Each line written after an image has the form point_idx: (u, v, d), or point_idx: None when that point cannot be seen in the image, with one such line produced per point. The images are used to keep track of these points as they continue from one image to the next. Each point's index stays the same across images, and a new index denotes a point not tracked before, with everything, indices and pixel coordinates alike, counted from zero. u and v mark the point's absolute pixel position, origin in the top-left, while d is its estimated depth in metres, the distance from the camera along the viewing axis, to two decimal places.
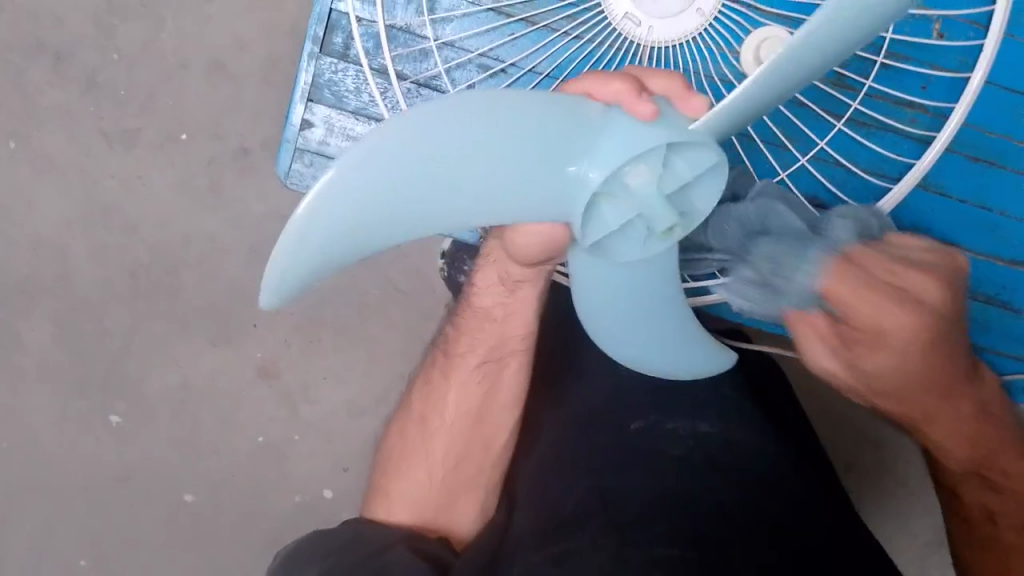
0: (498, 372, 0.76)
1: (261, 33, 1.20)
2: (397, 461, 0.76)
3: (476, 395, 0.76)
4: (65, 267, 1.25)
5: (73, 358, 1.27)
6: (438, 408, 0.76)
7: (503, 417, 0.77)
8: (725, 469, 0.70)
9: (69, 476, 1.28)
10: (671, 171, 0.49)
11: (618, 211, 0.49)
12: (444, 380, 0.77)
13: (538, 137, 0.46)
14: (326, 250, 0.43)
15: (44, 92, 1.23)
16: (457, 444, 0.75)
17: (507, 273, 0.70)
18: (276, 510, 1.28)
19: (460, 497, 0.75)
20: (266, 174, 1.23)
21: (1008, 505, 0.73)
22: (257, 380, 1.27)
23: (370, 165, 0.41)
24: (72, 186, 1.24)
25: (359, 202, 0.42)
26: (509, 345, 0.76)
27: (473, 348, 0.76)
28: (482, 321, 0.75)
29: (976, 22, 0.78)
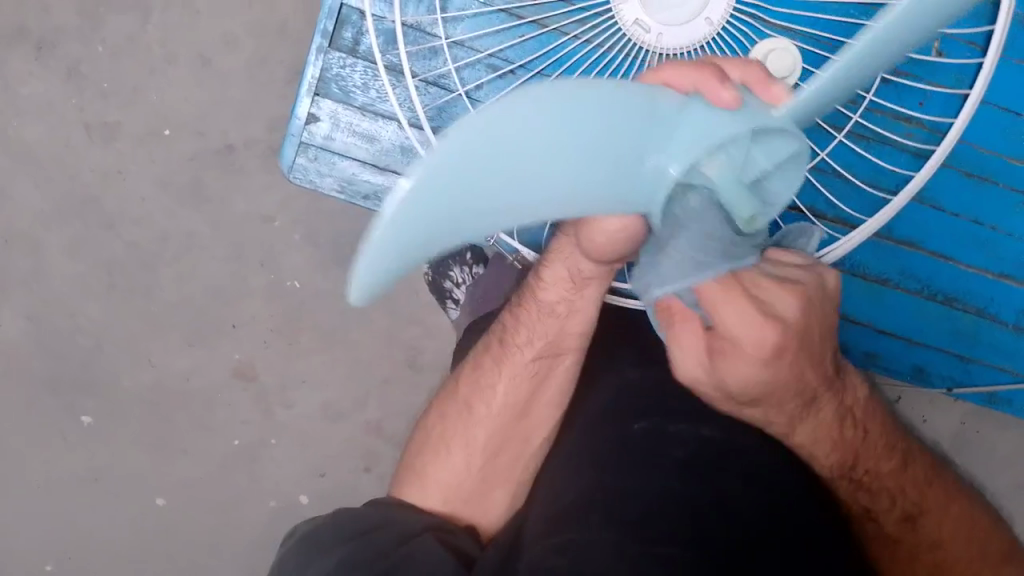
0: (550, 367, 0.79)
1: (248, 30, 1.19)
2: (437, 446, 0.80)
3: (524, 389, 0.79)
4: (39, 261, 1.23)
5: (44, 354, 1.24)
6: (487, 397, 0.80)
7: (547, 413, 0.80)
8: (735, 468, 0.70)
9: (36, 475, 1.25)
10: (743, 160, 0.54)
11: (698, 203, 0.56)
12: (495, 368, 0.80)
13: (612, 128, 0.47)
14: (407, 251, 0.43)
15: (23, 82, 1.20)
16: (497, 434, 0.79)
17: (576, 269, 0.72)
18: (248, 513, 1.26)
19: (492, 490, 0.79)
20: (250, 173, 1.22)
21: (907, 525, 0.71)
22: (234, 382, 1.25)
23: (443, 173, 0.40)
24: (49, 180, 1.22)
25: (434, 207, 0.41)
26: (566, 342, 0.78)
27: (530, 342, 0.78)
28: (542, 318, 0.77)
29: (973, 42, 0.81)
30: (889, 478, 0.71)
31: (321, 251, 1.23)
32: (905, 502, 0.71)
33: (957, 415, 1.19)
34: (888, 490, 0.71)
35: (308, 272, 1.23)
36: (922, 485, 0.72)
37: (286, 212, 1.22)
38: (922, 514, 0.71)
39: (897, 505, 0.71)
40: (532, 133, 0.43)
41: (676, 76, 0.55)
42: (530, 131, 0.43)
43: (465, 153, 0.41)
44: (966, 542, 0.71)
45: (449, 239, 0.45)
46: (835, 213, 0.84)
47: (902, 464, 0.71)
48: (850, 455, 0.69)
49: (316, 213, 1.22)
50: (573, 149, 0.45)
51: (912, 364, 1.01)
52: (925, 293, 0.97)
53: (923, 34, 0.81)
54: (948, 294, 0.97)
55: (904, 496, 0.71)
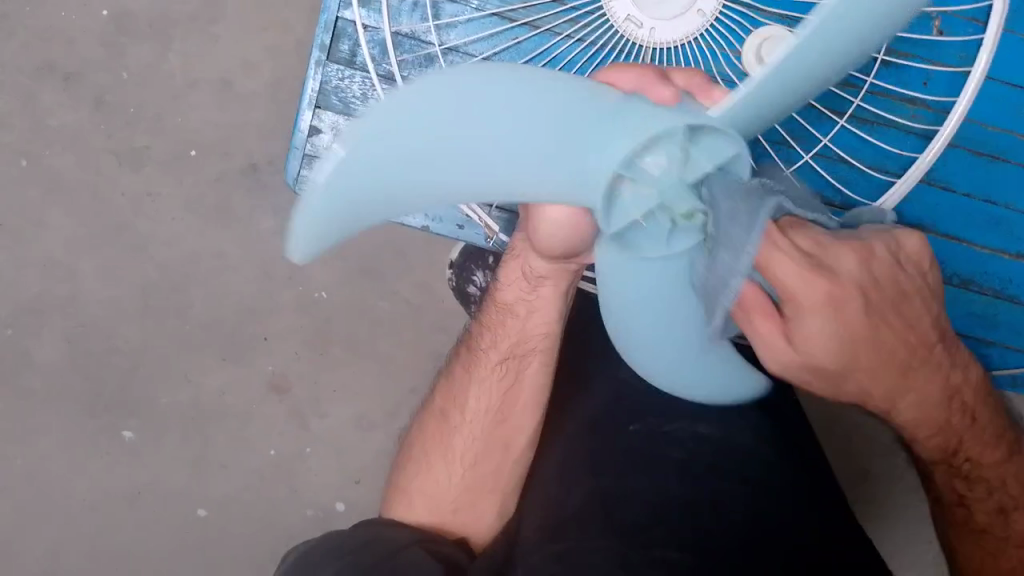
0: (520, 368, 0.80)
1: (266, 51, 1.22)
2: (419, 459, 0.80)
3: (495, 392, 0.80)
4: (76, 285, 1.26)
5: (84, 375, 1.28)
6: (461, 404, 0.81)
7: (523, 419, 0.80)
8: (724, 466, 0.73)
9: (81, 494, 1.29)
10: (693, 161, 0.53)
11: (639, 199, 0.54)
12: (466, 376, 0.81)
13: (574, 157, 0.51)
14: (341, 217, 0.47)
15: (53, 113, 1.24)
16: (475, 442, 0.79)
17: (529, 266, 0.76)
18: (287, 524, 1.28)
19: (479, 500, 0.78)
20: (274, 191, 1.24)
21: (999, 516, 0.72)
22: (267, 395, 1.27)
23: (363, 146, 0.44)
24: (81, 205, 1.25)
25: (365, 174, 0.45)
26: (531, 342, 0.81)
27: (495, 344, 0.81)
28: (505, 318, 0.81)
29: (975, 18, 0.80)
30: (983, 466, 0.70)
31: (348, 264, 1.25)
32: (1004, 495, 0.72)
33: None
34: (987, 481, 0.71)
35: (336, 284, 1.25)
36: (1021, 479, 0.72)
37: None
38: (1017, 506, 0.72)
39: (992, 497, 0.72)
40: (469, 119, 0.47)
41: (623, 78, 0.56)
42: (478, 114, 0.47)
43: (411, 120, 0.45)
44: None
45: (381, 205, 0.49)
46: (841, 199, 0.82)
47: (1006, 456, 0.70)
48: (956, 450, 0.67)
49: None
50: (510, 130, 0.48)
51: None
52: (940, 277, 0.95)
53: (924, 15, 0.80)
54: (963, 276, 0.95)
55: (1002, 488, 0.71)
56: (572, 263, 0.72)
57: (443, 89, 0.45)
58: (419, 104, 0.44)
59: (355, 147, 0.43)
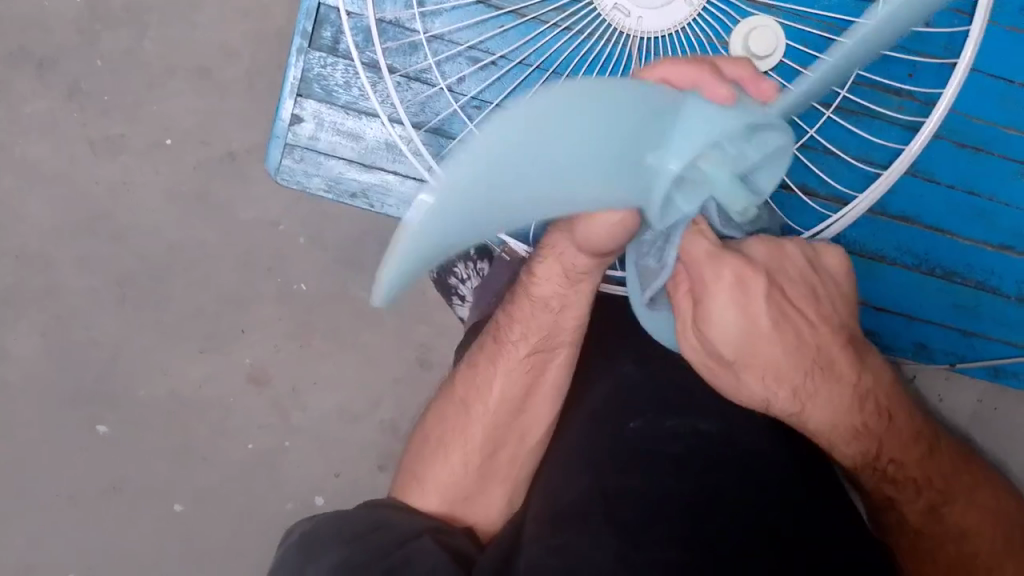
0: (547, 361, 0.79)
1: (244, 38, 1.20)
2: (433, 446, 0.81)
3: (521, 384, 0.79)
4: (51, 276, 1.24)
5: (60, 368, 1.26)
6: (482, 394, 0.80)
7: (543, 409, 0.80)
8: (728, 465, 0.73)
9: (57, 488, 1.27)
10: (747, 157, 0.57)
11: (692, 197, 0.56)
12: (490, 366, 0.80)
13: (636, 164, 0.50)
14: (428, 255, 0.44)
15: (25, 100, 1.21)
16: (493, 431, 0.79)
17: (570, 263, 0.72)
18: (268, 517, 1.27)
19: (491, 487, 0.80)
20: (254, 180, 1.22)
21: (931, 515, 0.70)
22: (247, 388, 1.26)
23: (477, 180, 0.40)
24: (55, 194, 1.23)
25: (470, 209, 0.42)
26: (560, 336, 0.78)
27: (525, 337, 0.78)
28: (537, 312, 0.77)
29: (961, 9, 0.80)
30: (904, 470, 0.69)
31: (329, 255, 1.23)
32: (932, 491, 0.70)
33: (974, 393, 1.17)
34: (914, 480, 0.70)
35: (317, 274, 1.24)
36: (947, 476, 0.71)
37: (292, 216, 1.23)
38: (948, 503, 0.70)
39: (921, 495, 0.70)
40: (570, 140, 0.44)
41: (675, 72, 0.56)
42: (577, 128, 0.44)
43: (512, 154, 0.41)
44: (983, 529, 0.70)
45: (469, 237, 0.46)
46: (827, 190, 0.83)
47: (927, 453, 0.70)
48: (875, 446, 0.67)
49: (319, 216, 1.22)
50: (601, 150, 0.46)
51: (913, 340, 1.00)
52: (923, 268, 0.96)
53: None
54: (946, 268, 0.96)
55: (929, 485, 0.70)
56: (616, 255, 0.69)
57: (547, 118, 0.41)
58: (528, 131, 0.41)
59: (464, 170, 0.40)
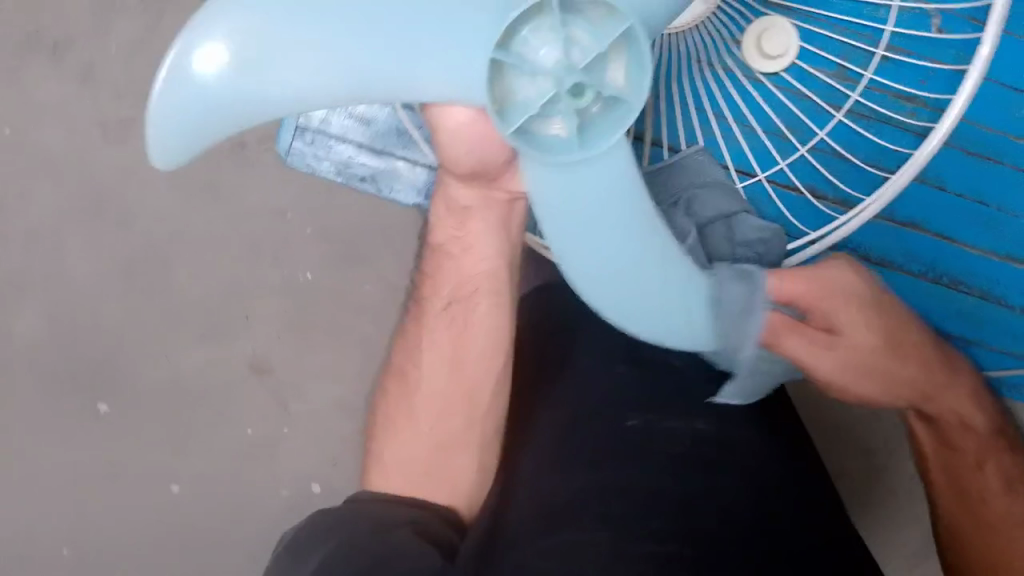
0: (466, 312, 0.78)
1: None
2: (387, 422, 0.80)
3: (448, 339, 0.79)
4: (58, 255, 1.25)
5: (62, 348, 1.27)
6: (418, 361, 0.80)
7: (481, 364, 0.79)
8: (717, 471, 0.76)
9: (56, 467, 1.28)
10: (581, 40, 0.52)
11: (538, 92, 0.53)
12: (421, 329, 0.81)
13: (440, 56, 0.52)
14: (192, 117, 0.53)
15: (39, 82, 1.22)
16: (437, 396, 0.79)
17: (453, 198, 0.73)
18: (264, 505, 1.27)
19: (450, 460, 0.78)
20: (262, 168, 1.22)
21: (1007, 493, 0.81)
22: (247, 375, 1.26)
23: (200, 52, 0.51)
24: (65, 176, 1.24)
25: (208, 76, 0.52)
26: (473, 284, 0.78)
27: (439, 291, 0.80)
28: (444, 262, 0.79)
29: (974, 17, 0.81)
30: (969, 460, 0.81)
31: (334, 245, 1.23)
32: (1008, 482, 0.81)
33: None
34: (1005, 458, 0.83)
35: (321, 264, 1.23)
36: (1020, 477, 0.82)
37: (298, 205, 1.23)
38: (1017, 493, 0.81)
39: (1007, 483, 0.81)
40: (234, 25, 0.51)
41: None
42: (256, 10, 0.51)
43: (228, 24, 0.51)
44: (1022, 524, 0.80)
45: (253, 115, 0.54)
46: (835, 193, 0.85)
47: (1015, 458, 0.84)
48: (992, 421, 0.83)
49: (326, 206, 1.22)
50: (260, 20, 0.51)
51: None
52: (928, 275, 0.97)
53: (923, 12, 0.81)
54: (952, 275, 0.97)
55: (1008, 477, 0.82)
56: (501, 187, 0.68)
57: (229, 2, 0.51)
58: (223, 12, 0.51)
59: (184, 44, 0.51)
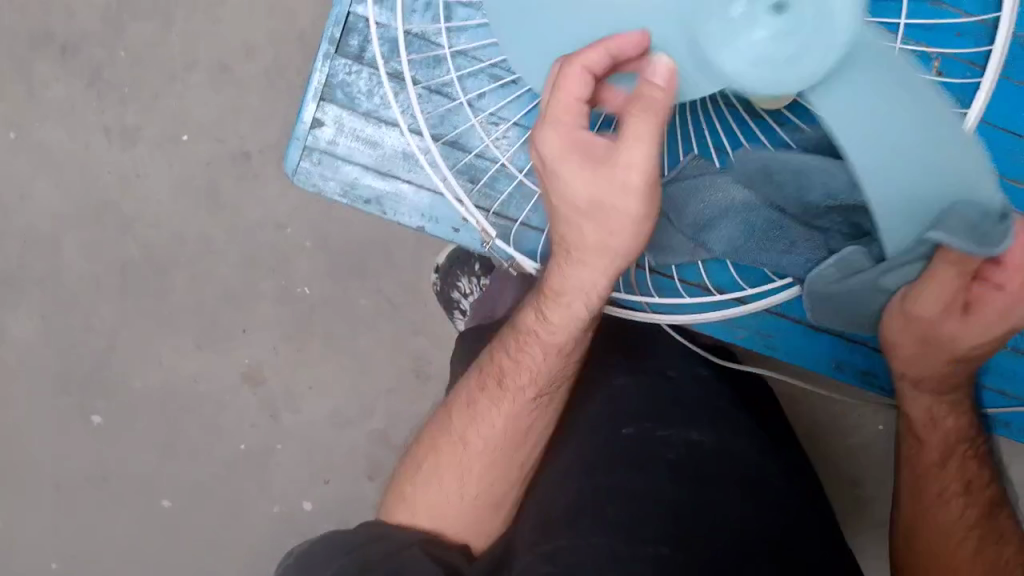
0: (548, 401, 0.77)
1: (268, 39, 1.20)
2: (430, 471, 0.77)
3: (523, 424, 0.76)
4: (57, 259, 1.25)
5: (57, 352, 1.27)
6: (480, 432, 0.76)
7: (541, 437, 0.78)
8: (718, 479, 0.75)
9: (46, 471, 1.27)
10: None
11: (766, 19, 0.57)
12: (491, 406, 0.76)
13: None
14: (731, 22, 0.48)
15: (46, 85, 1.23)
16: (492, 463, 0.76)
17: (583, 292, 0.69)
18: (252, 517, 1.27)
19: (489, 514, 0.77)
20: (265, 181, 1.23)
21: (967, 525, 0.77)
22: (242, 386, 1.26)
23: None
24: (68, 181, 1.24)
25: None
26: (562, 374, 0.76)
27: (527, 381, 0.75)
28: (541, 353, 0.74)
29: (973, 62, 0.81)
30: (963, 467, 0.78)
31: (334, 258, 1.23)
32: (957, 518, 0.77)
33: None
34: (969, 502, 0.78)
35: (320, 278, 1.24)
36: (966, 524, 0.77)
37: (298, 218, 1.23)
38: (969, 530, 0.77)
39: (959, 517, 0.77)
40: None
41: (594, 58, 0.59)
42: None
43: None
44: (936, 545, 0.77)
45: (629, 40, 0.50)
46: None
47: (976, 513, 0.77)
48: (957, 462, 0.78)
49: (327, 220, 1.23)
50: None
51: None
52: None
53: (924, 54, 0.81)
54: None
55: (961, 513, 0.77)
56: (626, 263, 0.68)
57: None
58: None
59: None
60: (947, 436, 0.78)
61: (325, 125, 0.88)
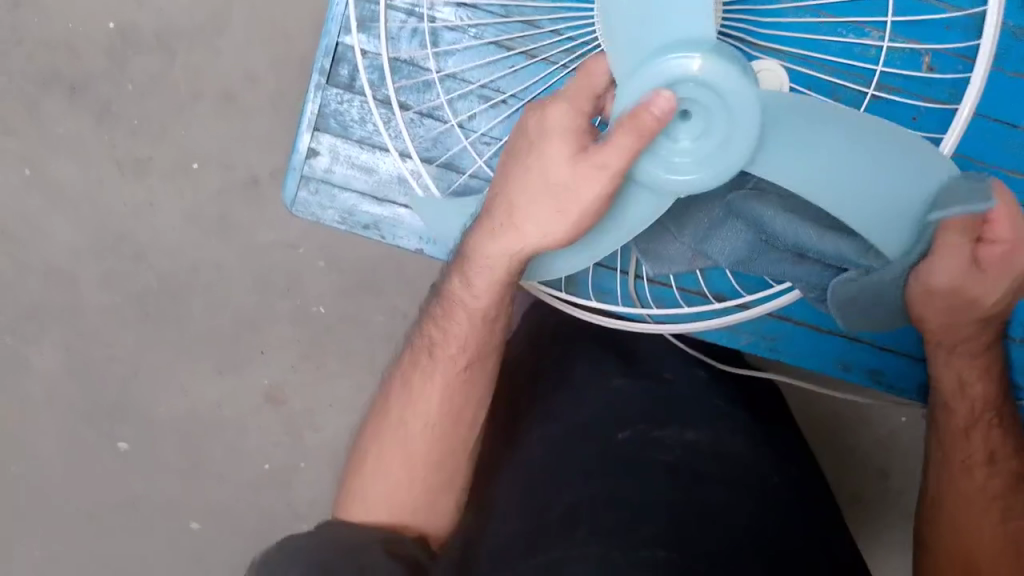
0: (475, 370, 0.76)
1: (270, 66, 1.21)
2: (375, 461, 0.76)
3: (453, 398, 0.76)
4: (77, 292, 1.28)
5: (81, 383, 1.29)
6: (416, 409, 0.76)
7: (475, 414, 0.77)
8: (714, 481, 0.75)
9: (77, 499, 1.30)
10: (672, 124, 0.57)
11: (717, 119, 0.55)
12: (422, 383, 0.76)
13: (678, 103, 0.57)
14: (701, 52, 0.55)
15: (57, 123, 1.25)
16: (434, 444, 0.76)
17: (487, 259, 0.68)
18: (279, 534, 1.29)
19: (439, 498, 0.76)
20: (274, 204, 1.24)
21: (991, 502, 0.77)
22: (263, 406, 1.28)
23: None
24: (84, 215, 1.27)
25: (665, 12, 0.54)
26: (484, 348, 0.75)
27: (451, 349, 0.75)
28: (462, 326, 0.74)
29: (964, 55, 0.81)
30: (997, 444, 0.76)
31: (346, 276, 1.24)
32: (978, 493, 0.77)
33: None
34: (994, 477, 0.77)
35: (332, 296, 1.25)
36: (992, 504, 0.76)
37: (309, 239, 1.24)
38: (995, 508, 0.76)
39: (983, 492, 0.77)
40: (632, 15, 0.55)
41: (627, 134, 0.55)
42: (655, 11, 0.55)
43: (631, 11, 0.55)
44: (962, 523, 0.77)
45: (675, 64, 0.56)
46: None
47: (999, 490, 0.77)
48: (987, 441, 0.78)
49: (337, 239, 1.24)
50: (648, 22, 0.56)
51: None
52: None
53: (913, 51, 0.82)
54: None
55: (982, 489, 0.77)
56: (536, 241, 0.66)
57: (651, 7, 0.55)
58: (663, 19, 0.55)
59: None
60: (973, 405, 0.77)
61: (321, 154, 0.89)
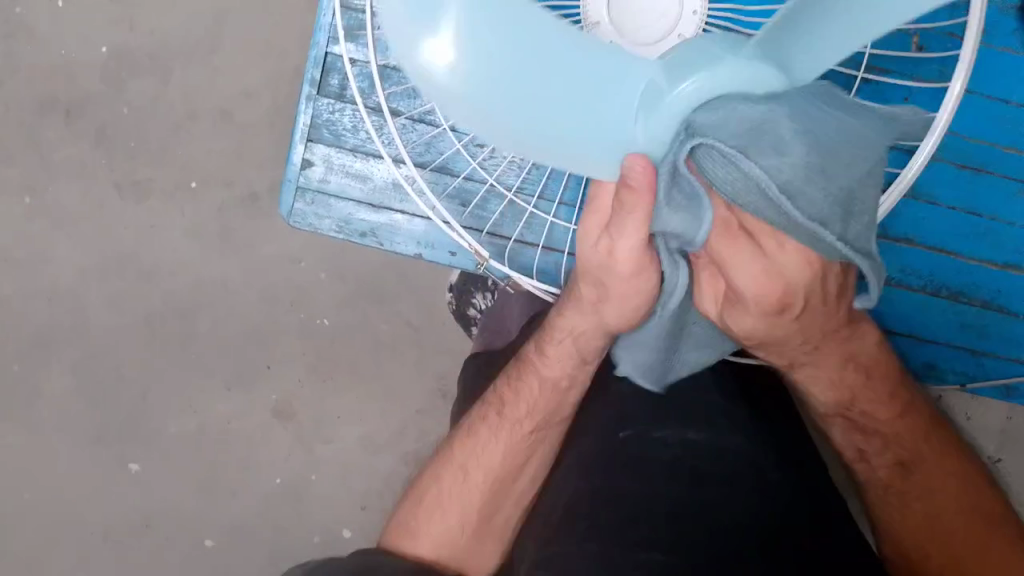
0: (545, 434, 0.79)
1: (265, 82, 1.23)
2: (432, 502, 0.78)
3: (521, 456, 0.78)
4: (83, 315, 1.28)
5: (91, 407, 1.29)
6: (482, 460, 0.78)
7: (537, 468, 0.80)
8: (717, 480, 0.73)
9: (91, 522, 1.30)
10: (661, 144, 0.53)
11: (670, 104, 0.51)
12: (492, 436, 0.78)
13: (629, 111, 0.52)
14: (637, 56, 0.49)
15: (56, 148, 1.26)
16: (490, 490, 0.77)
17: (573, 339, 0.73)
18: (293, 549, 1.28)
19: (486, 542, 0.78)
20: (274, 218, 1.25)
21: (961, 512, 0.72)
22: (273, 421, 1.28)
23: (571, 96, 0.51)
24: (87, 238, 1.27)
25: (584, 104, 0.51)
26: (560, 414, 0.79)
27: (529, 414, 0.78)
28: (545, 392, 0.78)
29: (953, 33, 0.87)
30: (886, 422, 0.72)
31: (349, 288, 1.25)
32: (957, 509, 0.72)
33: (1000, 413, 1.18)
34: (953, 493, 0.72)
35: (337, 307, 1.26)
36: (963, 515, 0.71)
37: (312, 252, 1.25)
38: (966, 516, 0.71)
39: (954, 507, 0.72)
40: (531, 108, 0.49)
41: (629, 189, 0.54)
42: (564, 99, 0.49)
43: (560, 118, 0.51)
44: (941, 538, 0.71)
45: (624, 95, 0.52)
46: None
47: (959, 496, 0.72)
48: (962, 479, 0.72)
49: (339, 250, 1.25)
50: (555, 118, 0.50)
51: (923, 361, 1.04)
52: (930, 289, 1.00)
53: (903, 33, 0.87)
54: (951, 288, 1.00)
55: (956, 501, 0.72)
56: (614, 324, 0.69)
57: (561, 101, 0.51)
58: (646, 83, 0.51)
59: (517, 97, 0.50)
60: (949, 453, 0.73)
61: (315, 164, 0.89)
